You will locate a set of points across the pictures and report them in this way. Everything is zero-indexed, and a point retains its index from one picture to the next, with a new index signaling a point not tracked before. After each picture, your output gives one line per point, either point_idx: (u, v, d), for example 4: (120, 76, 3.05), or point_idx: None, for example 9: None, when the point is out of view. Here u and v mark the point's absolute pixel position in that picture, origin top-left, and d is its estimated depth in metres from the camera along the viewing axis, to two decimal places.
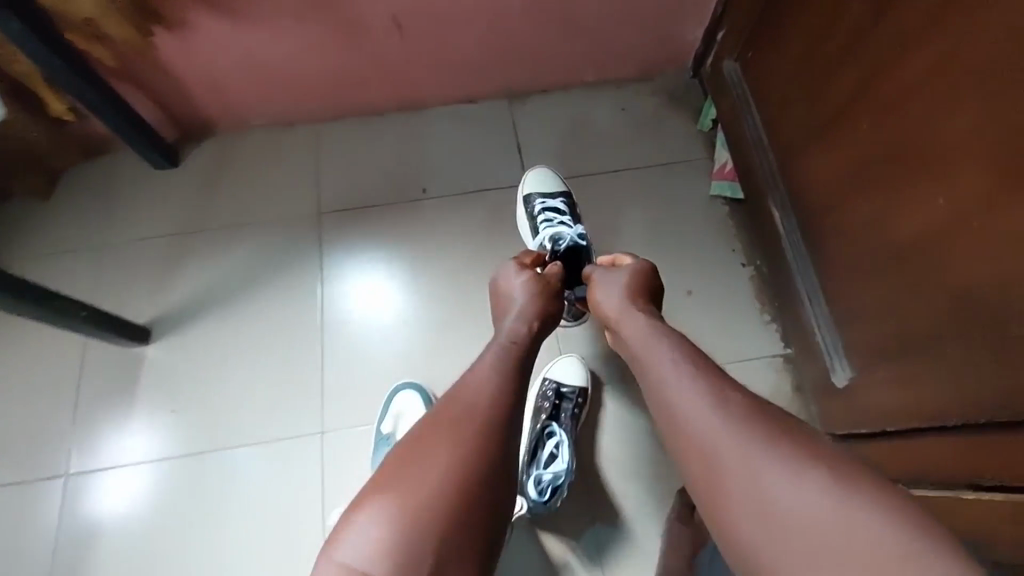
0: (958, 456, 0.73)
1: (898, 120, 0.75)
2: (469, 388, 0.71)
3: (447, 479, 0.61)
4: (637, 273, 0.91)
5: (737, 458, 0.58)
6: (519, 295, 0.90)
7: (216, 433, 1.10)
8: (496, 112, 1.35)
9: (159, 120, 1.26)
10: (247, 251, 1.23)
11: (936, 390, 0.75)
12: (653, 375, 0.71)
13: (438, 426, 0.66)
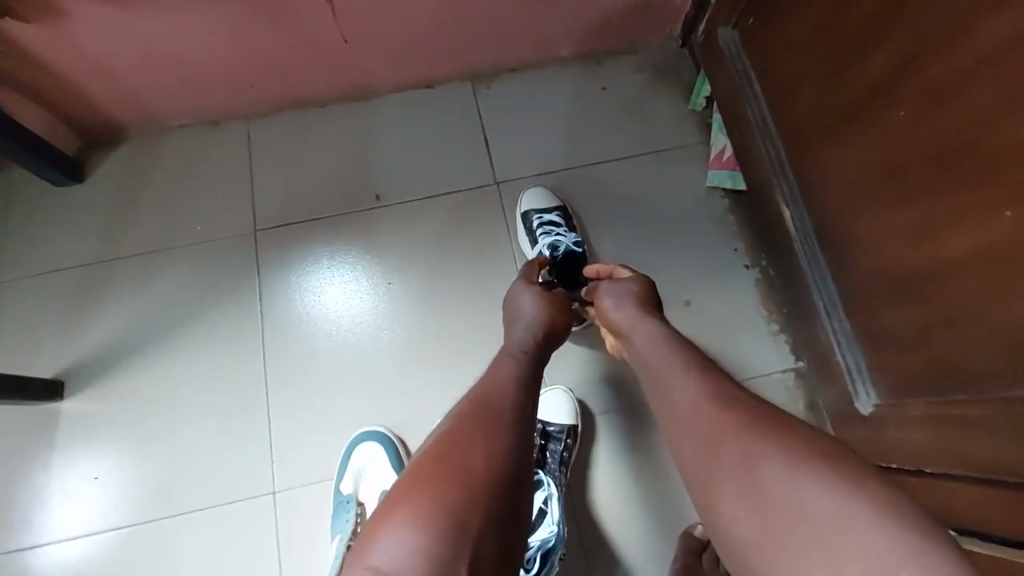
0: (1016, 516, 0.60)
1: (956, 111, 0.60)
2: (485, 389, 0.66)
3: (478, 463, 0.55)
4: (643, 281, 0.82)
5: (735, 454, 0.55)
6: (528, 304, 0.80)
7: (151, 498, 0.96)
8: (456, 99, 1.16)
9: (51, 127, 1.06)
10: (173, 281, 1.05)
11: (992, 439, 0.62)
12: (659, 380, 0.67)
13: (462, 416, 0.61)
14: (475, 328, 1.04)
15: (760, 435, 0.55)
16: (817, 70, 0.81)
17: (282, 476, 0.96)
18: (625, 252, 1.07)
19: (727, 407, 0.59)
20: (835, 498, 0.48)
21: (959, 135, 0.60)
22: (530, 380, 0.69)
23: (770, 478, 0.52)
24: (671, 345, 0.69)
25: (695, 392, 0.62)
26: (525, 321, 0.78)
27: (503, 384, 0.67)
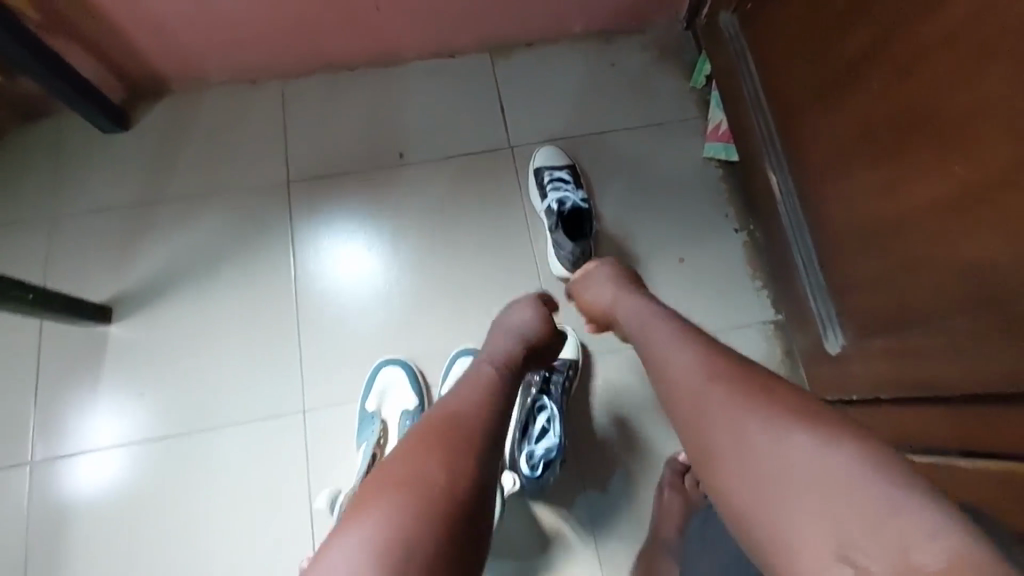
0: (953, 426, 0.73)
1: (925, 82, 0.69)
2: (451, 408, 0.61)
3: (437, 491, 0.52)
4: (623, 268, 0.88)
5: (725, 415, 0.52)
6: (521, 313, 0.82)
7: (189, 415, 1.05)
8: (476, 68, 1.26)
9: (102, 76, 1.14)
10: (213, 222, 1.15)
11: (934, 362, 0.74)
12: (651, 345, 0.66)
13: (424, 429, 0.58)
14: (488, 276, 1.14)
15: (744, 397, 0.52)
16: (806, 48, 0.90)
17: (312, 397, 1.06)
18: (626, 212, 1.17)
19: (715, 368, 0.57)
20: (825, 453, 0.45)
21: (925, 102, 0.70)
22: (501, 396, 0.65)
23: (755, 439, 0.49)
24: (655, 314, 0.71)
25: (687, 347, 0.61)
26: (515, 329, 0.80)
27: (469, 397, 0.63)
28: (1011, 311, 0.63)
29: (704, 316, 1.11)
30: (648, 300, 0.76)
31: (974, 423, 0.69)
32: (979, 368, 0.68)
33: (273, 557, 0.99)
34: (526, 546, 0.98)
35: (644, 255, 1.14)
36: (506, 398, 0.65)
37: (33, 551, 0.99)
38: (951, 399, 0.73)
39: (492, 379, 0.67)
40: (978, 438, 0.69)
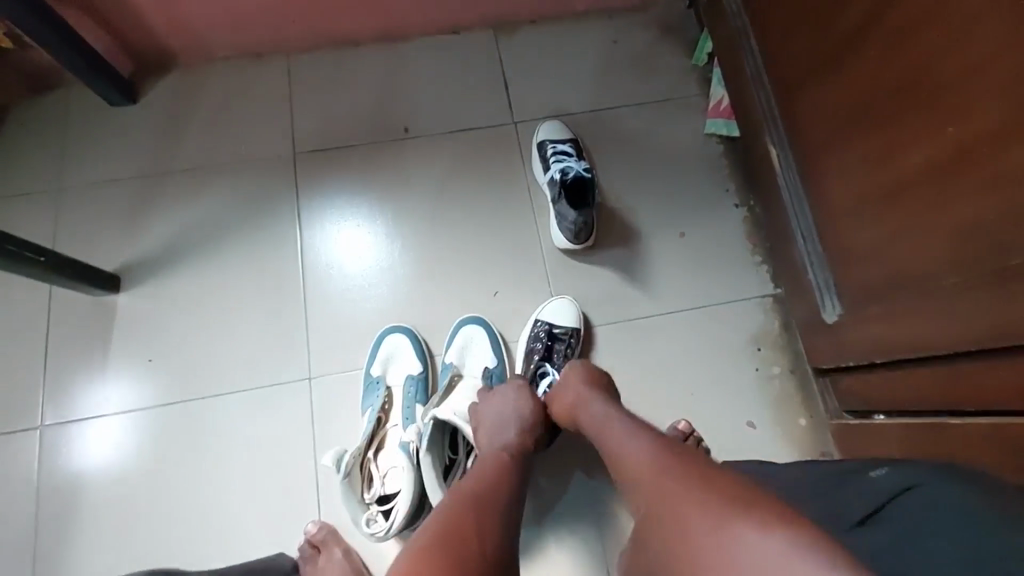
0: (955, 386, 0.75)
1: (919, 46, 0.70)
2: (475, 479, 0.71)
3: (477, 533, 0.61)
4: (594, 367, 0.90)
5: (675, 517, 0.55)
6: (501, 406, 0.88)
7: (198, 381, 1.07)
8: (481, 44, 1.26)
9: (110, 49, 1.15)
10: (220, 194, 1.16)
11: (928, 323, 0.75)
12: (617, 457, 0.70)
13: (454, 497, 0.67)
14: (491, 248, 1.14)
15: (696, 490, 0.56)
16: (804, 20, 0.91)
17: (317, 365, 1.08)
18: (630, 186, 1.18)
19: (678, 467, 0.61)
20: (759, 545, 0.47)
21: (919, 68, 0.71)
22: (516, 473, 0.75)
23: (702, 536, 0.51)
24: (622, 423, 0.74)
25: (647, 460, 0.64)
26: (499, 424, 0.85)
27: (487, 471, 0.73)
28: (1003, 268, 0.64)
29: (705, 289, 1.12)
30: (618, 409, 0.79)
31: (971, 382, 0.72)
32: (973, 325, 0.69)
33: (281, 521, 1.01)
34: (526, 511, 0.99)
35: (646, 229, 1.15)
36: (520, 476, 0.75)
37: (45, 512, 1.01)
38: (949, 359, 0.75)
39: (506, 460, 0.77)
40: (984, 394, 0.71)
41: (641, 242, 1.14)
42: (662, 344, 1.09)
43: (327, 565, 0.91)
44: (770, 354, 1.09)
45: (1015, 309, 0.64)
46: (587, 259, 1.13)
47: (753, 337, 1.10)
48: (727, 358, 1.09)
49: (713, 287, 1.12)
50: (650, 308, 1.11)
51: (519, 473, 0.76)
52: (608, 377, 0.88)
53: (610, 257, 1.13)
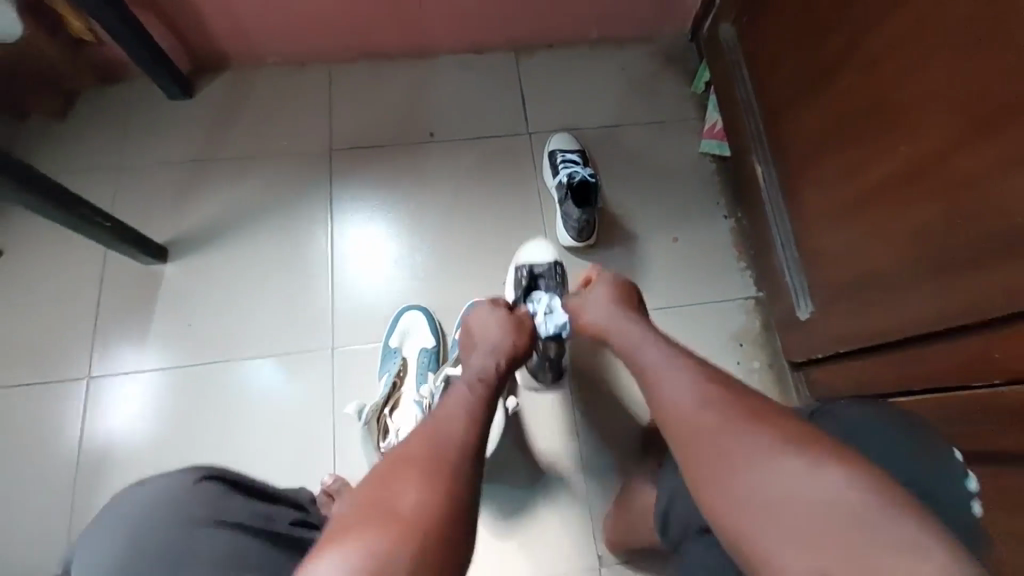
0: (902, 367, 0.86)
1: (883, 79, 0.83)
2: (432, 433, 0.65)
3: (430, 508, 0.55)
4: (621, 281, 0.89)
5: (725, 447, 0.57)
6: (489, 333, 0.84)
7: (231, 345, 1.18)
8: (502, 64, 1.41)
9: (174, 50, 1.30)
10: (261, 181, 1.29)
11: (880, 315, 0.87)
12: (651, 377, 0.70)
13: (397, 457, 0.61)
14: (502, 243, 1.27)
15: (751, 423, 0.58)
16: (790, 54, 1.05)
17: (340, 336, 1.19)
18: (630, 194, 1.31)
19: (717, 396, 0.63)
20: (817, 478, 0.51)
21: (883, 95, 0.83)
22: (480, 417, 0.70)
23: (749, 460, 0.55)
24: (650, 341, 0.75)
25: (692, 387, 0.65)
26: (486, 353, 0.81)
27: (447, 421, 0.67)
28: (938, 268, 0.77)
29: (693, 288, 1.24)
30: (645, 326, 0.79)
31: (916, 362, 0.83)
32: (911, 316, 0.82)
33: (299, 475, 1.10)
34: (520, 478, 1.07)
35: (643, 233, 1.28)
36: (485, 417, 0.70)
37: (85, 454, 1.11)
38: (898, 346, 0.87)
39: (469, 404, 0.71)
40: (921, 370, 0.83)
41: (637, 244, 1.27)
42: None
43: None
44: (750, 350, 1.20)
45: (944, 301, 0.76)
46: (587, 256, 1.25)
47: (733, 334, 1.21)
48: (711, 352, 1.20)
49: (701, 287, 1.24)
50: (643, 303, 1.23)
51: (484, 415, 0.70)
52: (637, 291, 0.88)
53: (610, 255, 1.25)
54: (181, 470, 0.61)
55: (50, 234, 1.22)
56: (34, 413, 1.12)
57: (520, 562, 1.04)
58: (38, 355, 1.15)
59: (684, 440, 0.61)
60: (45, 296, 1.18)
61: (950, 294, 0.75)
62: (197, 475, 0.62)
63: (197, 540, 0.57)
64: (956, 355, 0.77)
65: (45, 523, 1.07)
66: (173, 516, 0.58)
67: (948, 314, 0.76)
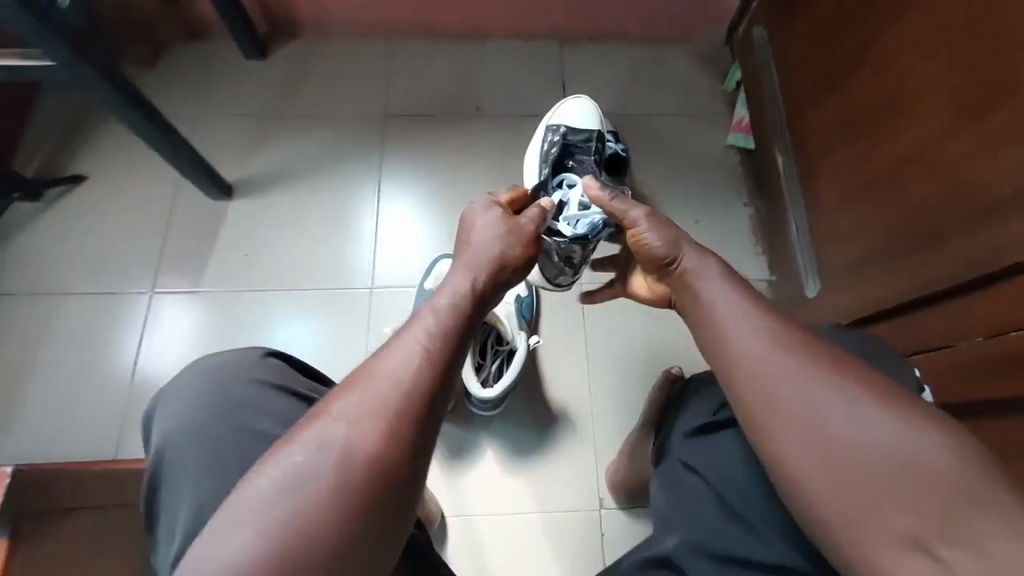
0: (888, 334, 0.93)
1: (897, 72, 0.91)
2: (371, 384, 0.55)
3: (350, 469, 0.51)
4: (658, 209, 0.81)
5: (799, 410, 0.55)
6: (478, 237, 0.72)
7: (280, 278, 1.29)
8: (548, 50, 1.52)
9: (255, 14, 1.44)
10: (321, 137, 1.42)
11: (879, 287, 0.95)
12: (722, 327, 0.62)
13: (333, 408, 0.54)
14: None
15: (826, 380, 0.55)
16: (814, 54, 1.14)
17: (380, 279, 1.30)
18: (658, 177, 1.40)
19: (799, 351, 0.58)
20: (888, 438, 0.52)
21: (895, 88, 0.92)
22: (444, 357, 0.58)
23: (829, 420, 0.54)
24: (715, 278, 0.67)
25: (771, 340, 0.59)
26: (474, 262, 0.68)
27: (393, 367, 0.56)
28: (929, 241, 0.84)
29: None
30: (709, 259, 0.70)
31: (902, 331, 0.90)
32: (903, 286, 0.89)
33: None
34: (533, 420, 1.15)
35: (666, 212, 1.37)
36: (452, 356, 0.58)
37: (141, 363, 1.22)
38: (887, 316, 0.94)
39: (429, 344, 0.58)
40: (907, 338, 0.89)
41: None
42: None
43: None
44: None
45: (931, 271, 0.84)
46: None
47: None
48: None
49: None
50: None
51: (451, 351, 0.59)
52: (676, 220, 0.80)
53: None
54: (244, 349, 0.81)
55: (129, 166, 1.35)
56: (100, 322, 1.24)
57: (527, 495, 1.11)
58: (109, 271, 1.28)
59: (759, 395, 0.57)
60: (120, 219, 1.31)
61: (937, 265, 0.83)
62: (262, 353, 0.82)
63: (261, 390, 0.76)
64: (930, 322, 0.85)
65: (101, 417, 1.18)
66: (241, 374, 0.77)
67: (930, 284, 0.84)
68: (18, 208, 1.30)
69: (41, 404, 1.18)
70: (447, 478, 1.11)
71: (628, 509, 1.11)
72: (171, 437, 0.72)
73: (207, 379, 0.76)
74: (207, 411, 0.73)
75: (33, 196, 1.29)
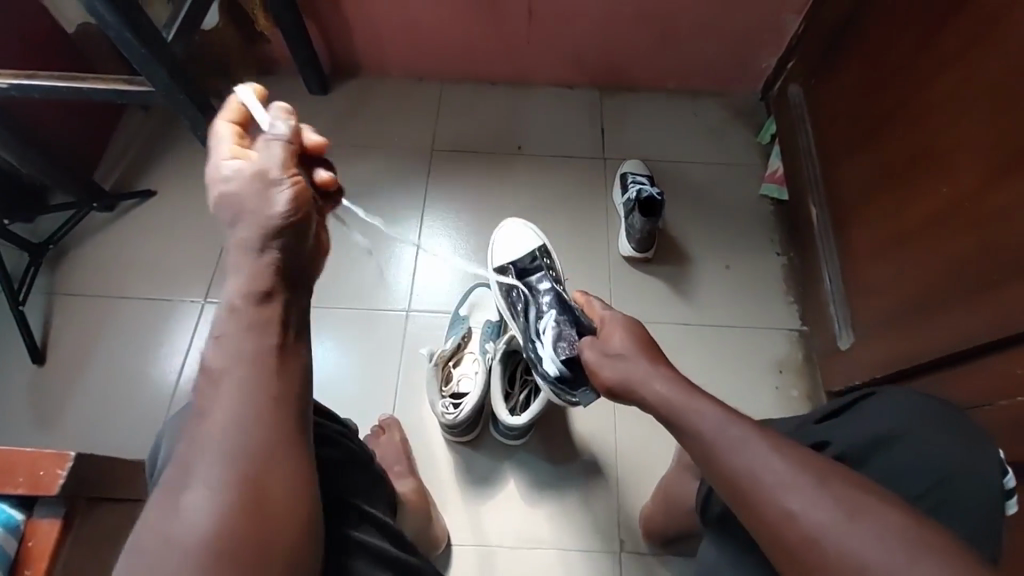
0: (925, 388, 0.94)
1: (930, 128, 0.94)
2: (217, 419, 0.52)
3: (230, 522, 0.48)
4: (639, 326, 0.81)
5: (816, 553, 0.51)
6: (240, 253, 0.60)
7: (322, 297, 1.35)
8: (589, 98, 1.60)
9: (323, 54, 1.57)
10: (371, 166, 1.51)
11: (916, 336, 0.95)
12: (731, 460, 0.58)
13: (186, 447, 0.52)
14: (569, 248, 1.41)
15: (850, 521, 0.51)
16: (848, 112, 1.18)
17: (415, 302, 1.35)
18: (690, 223, 1.44)
19: (797, 463, 0.55)
20: None
21: (931, 143, 0.94)
22: (278, 388, 0.55)
23: (830, 536, 0.51)
24: (655, 376, 0.71)
25: (784, 474, 0.55)
26: (262, 224, 0.60)
27: (235, 415, 0.52)
28: (969, 293, 0.86)
29: (739, 313, 1.34)
30: (703, 398, 0.65)
31: (950, 382, 0.89)
32: (940, 336, 0.90)
33: (362, 415, 1.24)
34: (555, 454, 1.16)
35: (697, 257, 1.40)
36: (287, 391, 0.55)
37: (187, 368, 1.28)
38: (927, 370, 0.95)
39: (261, 378, 0.54)
40: (952, 390, 0.89)
41: (690, 266, 1.39)
42: (694, 348, 1.31)
43: (387, 443, 1.11)
44: (789, 377, 1.28)
45: (971, 321, 0.85)
46: (643, 268, 1.39)
47: (773, 359, 1.30)
48: (752, 372, 1.29)
49: (747, 313, 1.34)
50: (688, 317, 1.34)
51: (282, 387, 0.55)
52: (647, 332, 0.80)
53: (664, 272, 1.38)
54: None
55: (194, 184, 1.46)
56: (155, 326, 1.32)
57: (547, 530, 1.10)
58: (167, 279, 1.36)
59: (774, 526, 0.53)
60: (180, 233, 1.41)
61: (976, 313, 0.84)
62: None
63: None
64: (974, 374, 0.85)
65: (145, 416, 1.24)
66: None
67: (973, 335, 0.84)
68: (93, 218, 1.41)
69: (91, 400, 1.25)
70: (465, 506, 1.12)
71: (651, 552, 1.09)
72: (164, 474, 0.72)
73: None
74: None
75: (108, 208, 1.41)
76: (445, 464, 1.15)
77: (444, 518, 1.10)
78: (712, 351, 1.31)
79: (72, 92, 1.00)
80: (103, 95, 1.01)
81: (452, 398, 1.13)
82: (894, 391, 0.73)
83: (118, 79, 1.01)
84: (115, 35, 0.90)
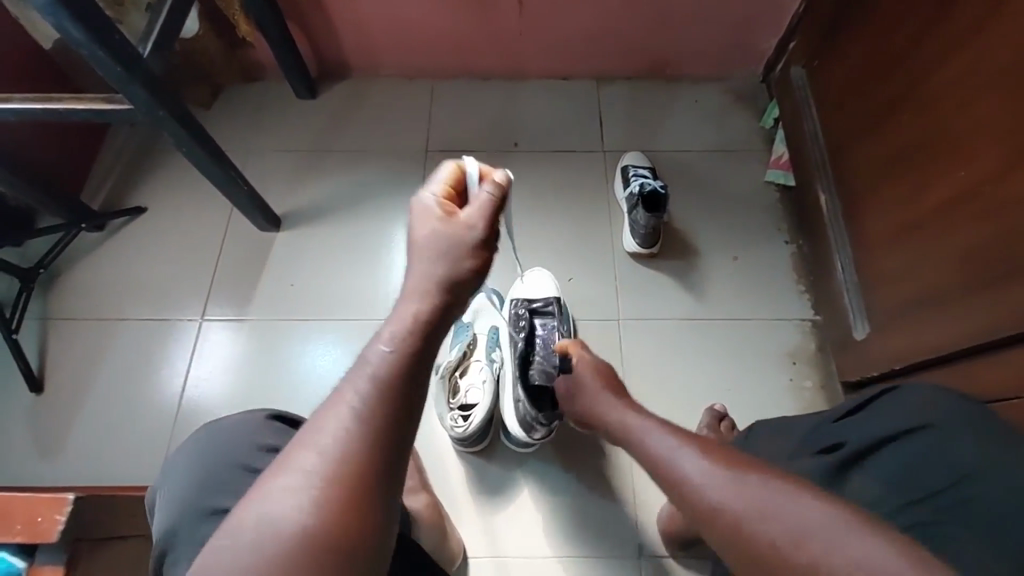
0: (950, 380, 0.90)
1: (943, 109, 0.90)
2: (360, 394, 0.49)
3: (318, 512, 0.44)
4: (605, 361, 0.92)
5: None
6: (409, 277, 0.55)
7: (320, 308, 1.32)
8: (585, 89, 1.56)
9: (308, 57, 1.53)
10: (367, 173, 1.47)
11: (936, 327, 0.92)
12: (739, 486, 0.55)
13: (340, 409, 0.49)
14: (569, 244, 1.38)
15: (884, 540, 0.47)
16: (854, 94, 1.14)
17: None
18: (694, 214, 1.40)
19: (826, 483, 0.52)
20: None
21: (948, 121, 0.89)
22: (411, 389, 0.50)
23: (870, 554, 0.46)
24: (611, 408, 0.84)
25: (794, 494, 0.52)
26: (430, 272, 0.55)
27: (344, 414, 0.48)
28: (993, 280, 0.82)
29: (748, 304, 1.31)
30: None
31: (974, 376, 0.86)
32: (965, 327, 0.86)
33: None
34: (568, 460, 1.13)
35: (704, 249, 1.36)
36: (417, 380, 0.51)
37: (188, 387, 1.25)
38: (957, 361, 0.89)
39: (396, 378, 0.50)
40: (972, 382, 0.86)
41: (696, 259, 1.36)
42: (704, 342, 1.28)
43: None
44: (803, 368, 1.25)
45: (994, 311, 0.81)
46: (648, 264, 1.35)
47: (786, 351, 1.27)
48: (765, 365, 1.26)
49: (757, 304, 1.31)
50: (696, 312, 1.31)
51: (410, 390, 0.50)
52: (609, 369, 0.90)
53: (670, 266, 1.35)
54: (249, 414, 0.78)
55: (187, 199, 1.43)
56: (153, 347, 1.29)
57: (562, 538, 1.08)
58: (165, 297, 1.33)
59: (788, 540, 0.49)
60: (174, 250, 1.38)
61: (1000, 304, 0.80)
62: (264, 415, 0.79)
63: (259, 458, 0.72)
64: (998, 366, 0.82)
65: (148, 440, 1.21)
66: (236, 441, 0.74)
67: (997, 326, 0.81)
68: (83, 238, 1.38)
69: (93, 426, 1.22)
70: (480, 518, 1.10)
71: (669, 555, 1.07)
72: (171, 508, 0.70)
73: (209, 444, 0.75)
74: (195, 484, 0.71)
75: (97, 227, 1.37)
76: (459, 476, 1.13)
77: (459, 532, 1.07)
78: (724, 345, 1.28)
79: (49, 114, 0.96)
80: (83, 115, 0.97)
81: (459, 409, 1.11)
82: (919, 387, 0.72)
83: (95, 98, 0.98)
84: (87, 53, 0.86)
